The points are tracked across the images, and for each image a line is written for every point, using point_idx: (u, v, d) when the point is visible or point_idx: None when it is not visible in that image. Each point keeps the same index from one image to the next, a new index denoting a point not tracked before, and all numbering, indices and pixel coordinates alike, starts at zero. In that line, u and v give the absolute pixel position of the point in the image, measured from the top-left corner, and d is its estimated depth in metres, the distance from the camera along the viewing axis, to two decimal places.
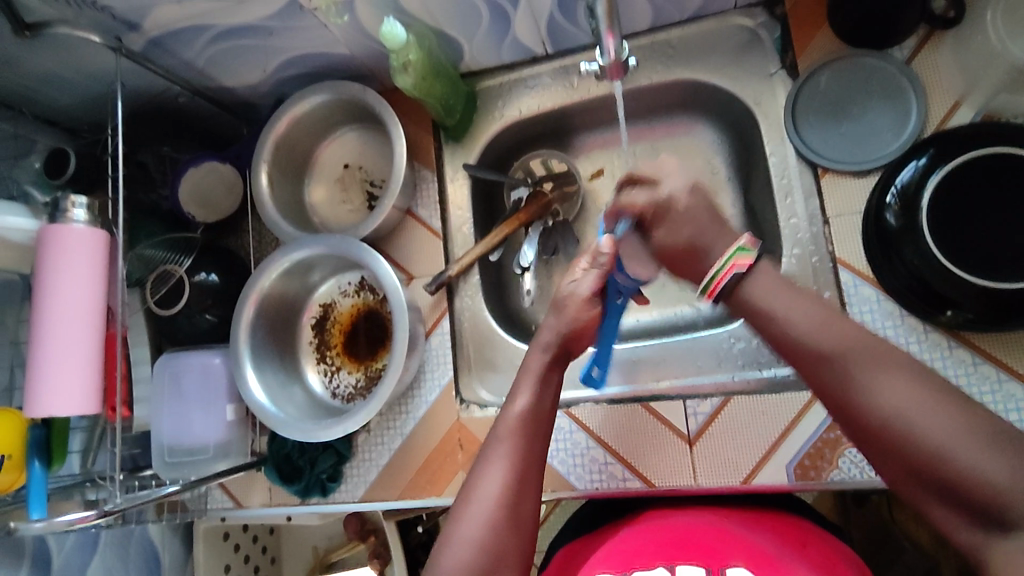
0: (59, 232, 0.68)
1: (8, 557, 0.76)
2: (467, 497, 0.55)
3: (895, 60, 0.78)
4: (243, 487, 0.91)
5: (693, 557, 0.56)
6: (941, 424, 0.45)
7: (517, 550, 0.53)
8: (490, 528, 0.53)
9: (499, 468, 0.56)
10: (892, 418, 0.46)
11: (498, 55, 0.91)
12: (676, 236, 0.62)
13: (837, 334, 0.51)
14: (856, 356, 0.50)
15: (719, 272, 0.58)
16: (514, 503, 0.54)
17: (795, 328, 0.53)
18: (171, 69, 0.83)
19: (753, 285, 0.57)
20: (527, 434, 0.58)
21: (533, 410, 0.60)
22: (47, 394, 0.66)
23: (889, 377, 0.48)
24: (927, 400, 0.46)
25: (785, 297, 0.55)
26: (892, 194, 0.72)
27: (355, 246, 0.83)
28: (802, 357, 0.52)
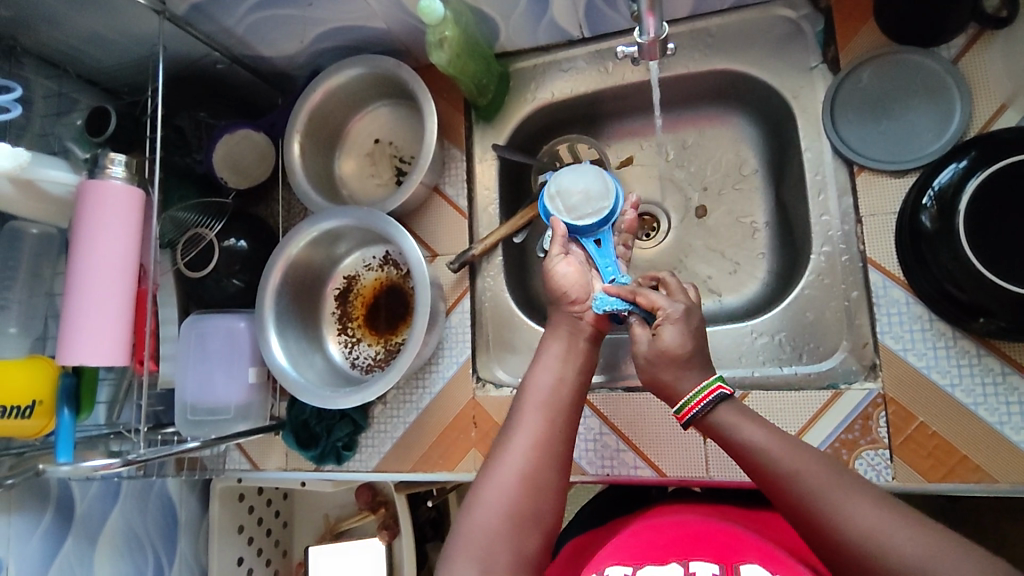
0: (98, 188, 0.70)
1: (34, 500, 0.79)
2: (490, 467, 0.58)
3: (942, 59, 0.76)
4: (261, 450, 0.94)
5: (707, 554, 0.57)
6: (924, 550, 0.45)
7: (536, 517, 0.55)
8: (510, 496, 0.55)
9: (523, 440, 0.58)
10: (866, 545, 0.47)
11: (533, 37, 0.90)
12: (668, 352, 0.61)
13: (803, 462, 0.53)
14: (823, 480, 0.51)
15: (699, 396, 0.59)
16: (534, 472, 0.56)
17: (764, 456, 0.54)
18: (211, 35, 0.84)
19: (723, 413, 0.58)
20: (549, 403, 0.61)
21: (555, 383, 0.63)
22: (80, 344, 0.68)
23: (858, 504, 0.49)
24: (897, 526, 0.47)
25: (755, 428, 0.56)
26: (929, 196, 0.70)
27: (381, 219, 0.84)
28: (771, 481, 0.53)
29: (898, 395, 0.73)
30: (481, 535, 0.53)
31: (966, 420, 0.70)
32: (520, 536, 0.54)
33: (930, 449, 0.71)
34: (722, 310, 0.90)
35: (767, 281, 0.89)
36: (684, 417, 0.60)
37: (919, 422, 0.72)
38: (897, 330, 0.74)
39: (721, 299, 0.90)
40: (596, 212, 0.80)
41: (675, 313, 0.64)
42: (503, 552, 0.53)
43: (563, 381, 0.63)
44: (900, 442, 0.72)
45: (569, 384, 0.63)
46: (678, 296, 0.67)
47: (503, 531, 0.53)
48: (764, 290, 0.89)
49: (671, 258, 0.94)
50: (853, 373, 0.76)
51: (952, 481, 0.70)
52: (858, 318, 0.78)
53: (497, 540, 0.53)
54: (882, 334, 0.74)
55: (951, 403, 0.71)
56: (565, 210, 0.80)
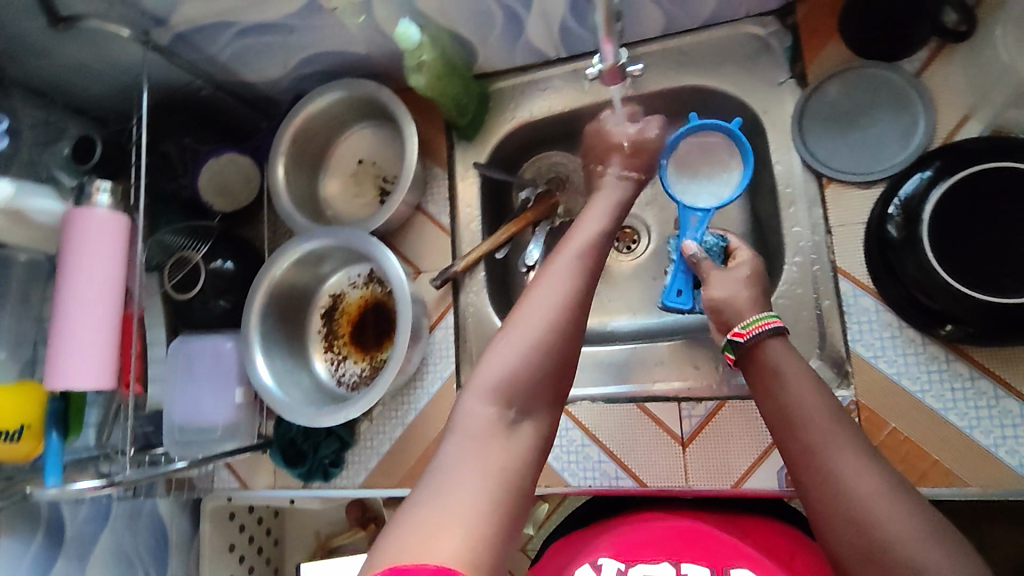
0: (84, 216, 0.71)
1: (24, 523, 0.80)
2: (530, 298, 0.57)
3: (905, 72, 0.78)
4: (249, 469, 0.95)
5: (699, 557, 0.62)
6: (903, 528, 0.48)
7: (568, 361, 0.56)
8: (549, 327, 0.55)
9: (564, 284, 0.58)
10: (856, 506, 0.50)
11: (511, 57, 0.93)
12: (739, 290, 0.67)
13: (832, 418, 0.55)
14: (843, 442, 0.53)
15: (760, 321, 0.62)
16: (572, 312, 0.57)
17: (797, 391, 0.57)
18: (194, 63, 0.86)
19: (773, 347, 0.61)
20: (592, 254, 0.61)
21: (600, 237, 0.63)
22: (68, 369, 0.70)
23: (863, 466, 0.52)
24: (890, 496, 0.50)
25: (799, 365, 0.59)
26: (895, 206, 0.72)
27: (363, 240, 0.85)
28: (794, 419, 0.56)
29: (869, 401, 0.74)
30: (516, 371, 0.53)
31: (936, 425, 0.71)
32: (550, 373, 0.55)
33: (903, 455, 0.72)
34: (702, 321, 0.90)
35: None
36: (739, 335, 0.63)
37: (891, 427, 0.73)
38: (868, 338, 0.75)
39: None
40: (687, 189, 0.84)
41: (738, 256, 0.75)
42: (537, 381, 0.54)
43: (604, 235, 0.63)
44: None
45: (612, 235, 0.65)
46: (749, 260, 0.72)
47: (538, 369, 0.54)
48: None
49: (652, 271, 0.95)
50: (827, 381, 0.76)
51: (927, 485, 0.71)
52: (829, 326, 0.78)
53: (530, 364, 0.54)
54: (853, 342, 0.76)
55: (922, 408, 0.72)
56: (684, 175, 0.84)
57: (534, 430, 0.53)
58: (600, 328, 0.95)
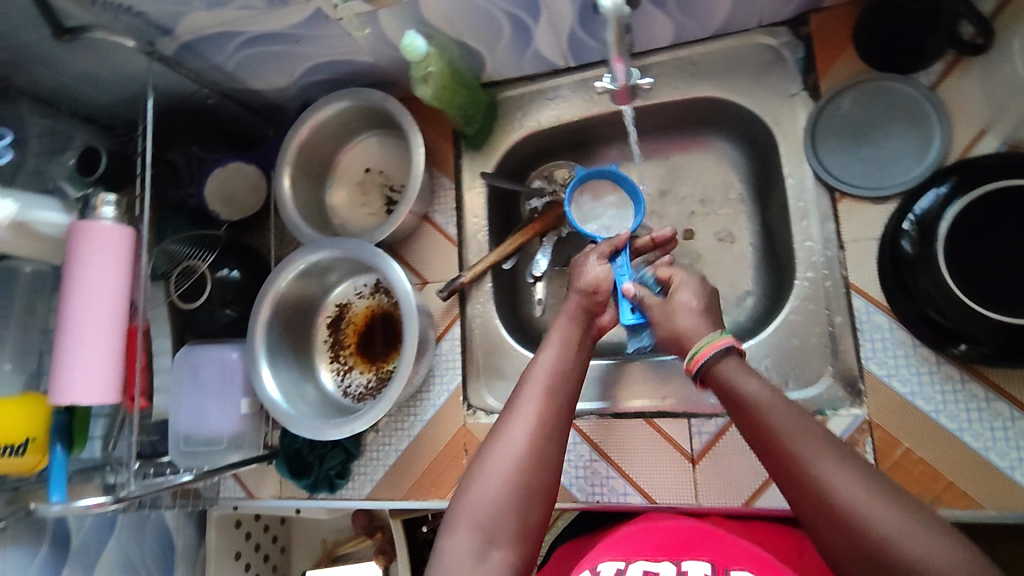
0: (88, 228, 0.71)
1: (29, 534, 0.80)
2: (498, 437, 0.61)
3: (919, 85, 0.76)
4: (255, 478, 0.94)
5: (700, 555, 0.59)
6: (893, 521, 0.47)
7: (541, 491, 0.59)
8: (517, 465, 0.59)
9: (527, 417, 0.62)
10: (844, 508, 0.49)
11: (519, 67, 0.92)
12: (680, 304, 0.68)
13: (800, 423, 0.54)
14: (816, 445, 0.53)
15: (708, 345, 0.62)
16: (539, 448, 0.60)
17: (760, 408, 0.56)
18: (200, 72, 0.86)
19: (729, 363, 0.61)
20: (554, 383, 0.65)
21: (561, 367, 0.67)
22: (71, 384, 0.69)
23: (833, 466, 0.51)
24: (870, 495, 0.49)
25: (757, 382, 0.58)
26: (910, 222, 0.71)
27: (369, 251, 0.85)
28: (765, 433, 0.55)
29: (883, 421, 0.73)
30: (485, 507, 0.57)
31: (950, 445, 0.70)
32: (523, 506, 0.58)
33: (917, 475, 0.71)
34: None
35: (755, 305, 0.90)
36: (691, 366, 0.63)
37: (905, 448, 0.72)
38: (882, 356, 0.74)
39: None
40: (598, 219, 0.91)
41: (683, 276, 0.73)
42: (508, 521, 0.57)
43: (566, 363, 0.68)
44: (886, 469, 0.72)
45: (576, 361, 0.69)
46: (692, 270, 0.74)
47: (507, 502, 0.57)
48: (753, 314, 0.89)
49: None
50: (839, 400, 0.76)
51: (941, 506, 0.70)
52: (842, 343, 0.77)
53: (502, 506, 0.57)
54: (866, 360, 0.75)
55: (936, 429, 0.71)
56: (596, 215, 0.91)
57: (508, 562, 0.55)
58: (608, 339, 0.94)
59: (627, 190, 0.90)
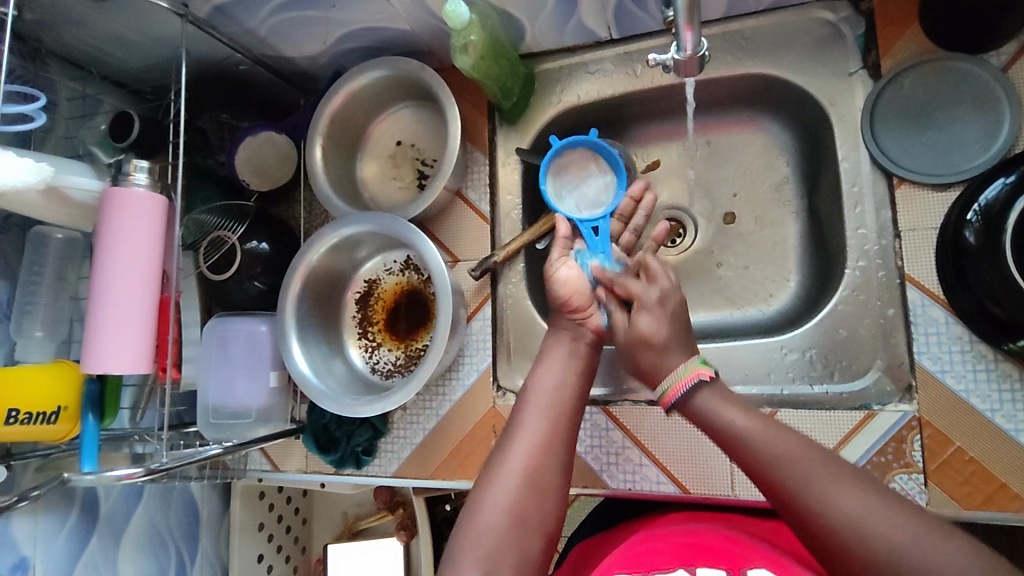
0: (122, 195, 0.69)
1: (59, 502, 0.79)
2: (499, 461, 0.60)
3: (990, 67, 0.72)
4: (281, 452, 0.94)
5: (714, 561, 0.57)
6: (901, 529, 0.47)
7: (540, 520, 0.57)
8: (515, 494, 0.57)
9: (526, 445, 0.61)
10: (850, 523, 0.49)
11: (560, 38, 0.88)
12: (642, 338, 0.67)
13: (785, 444, 0.54)
14: (810, 466, 0.52)
15: (681, 377, 0.63)
16: (538, 474, 0.59)
17: (752, 441, 0.56)
18: (233, 36, 0.83)
19: (708, 392, 0.62)
20: (551, 402, 0.65)
21: (557, 385, 0.66)
22: (103, 353, 0.68)
23: (843, 488, 0.50)
24: (874, 508, 0.49)
25: (742, 415, 0.58)
26: (974, 212, 0.67)
27: (403, 226, 0.83)
28: (753, 460, 0.55)
29: (934, 419, 0.70)
30: (483, 535, 0.55)
31: (1004, 445, 0.67)
32: (522, 536, 0.56)
33: (967, 476, 0.68)
34: (751, 323, 0.88)
35: (796, 292, 0.87)
36: (666, 401, 0.63)
37: (955, 447, 0.69)
38: (936, 351, 0.71)
39: (749, 311, 0.89)
40: (586, 209, 0.86)
41: (650, 300, 0.69)
42: (508, 550, 0.55)
43: (563, 384, 0.67)
44: (934, 468, 0.69)
45: (573, 377, 0.68)
46: (658, 280, 0.71)
47: (506, 533, 0.55)
48: (795, 302, 0.87)
49: (698, 267, 0.93)
50: (887, 394, 0.74)
51: (988, 509, 0.67)
52: (895, 335, 0.75)
53: (503, 539, 0.55)
54: (918, 354, 0.72)
55: (991, 429, 0.68)
56: (579, 204, 0.87)
57: None
58: None
59: (609, 160, 0.88)
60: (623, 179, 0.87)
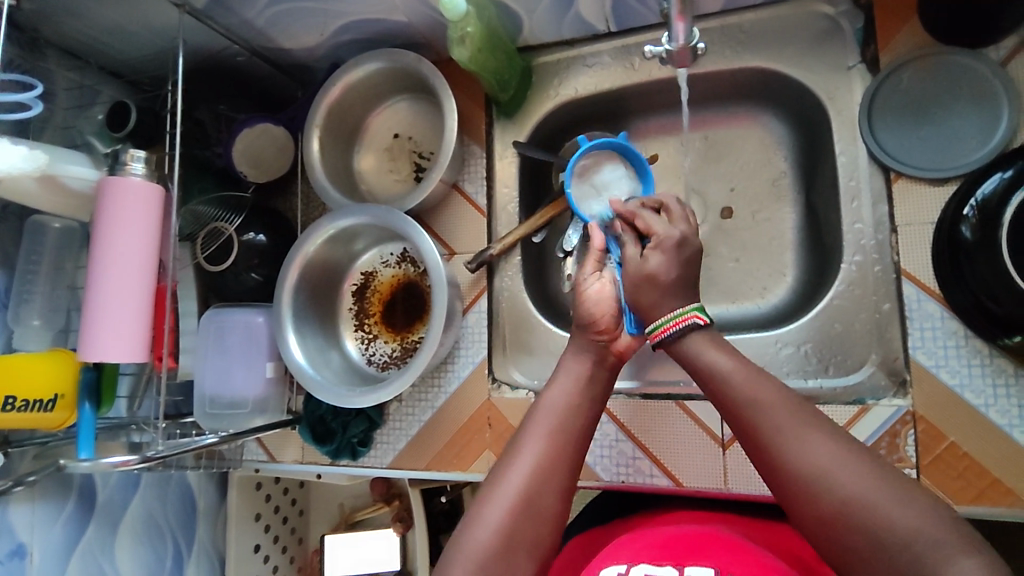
0: (118, 185, 0.69)
1: (56, 490, 0.80)
2: (497, 477, 0.57)
3: (989, 61, 0.71)
4: (277, 443, 0.94)
5: (705, 558, 0.54)
6: (860, 482, 0.45)
7: (533, 543, 0.54)
8: (510, 515, 0.54)
9: (527, 463, 0.57)
10: (811, 472, 0.47)
11: (558, 32, 0.88)
12: (647, 276, 0.63)
13: (760, 390, 0.52)
14: (781, 416, 0.50)
15: (675, 319, 0.59)
16: (537, 493, 0.56)
17: (728, 382, 0.54)
18: (230, 28, 0.83)
19: (697, 336, 0.58)
20: (561, 425, 0.60)
21: (570, 406, 0.61)
22: (100, 341, 0.69)
23: (811, 438, 0.48)
24: (837, 458, 0.47)
25: (724, 356, 0.55)
26: (971, 207, 0.67)
27: (400, 219, 0.83)
28: (729, 400, 0.53)
29: (928, 413, 0.70)
30: (473, 556, 0.53)
31: (998, 440, 0.67)
32: (512, 559, 0.53)
33: (960, 470, 0.68)
34: (746, 318, 0.88)
35: (792, 288, 0.87)
36: (656, 339, 0.61)
37: (949, 442, 0.69)
38: (931, 345, 0.71)
39: (745, 306, 0.89)
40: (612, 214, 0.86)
41: (668, 239, 0.65)
42: (496, 571, 0.53)
43: (575, 402, 0.62)
44: (927, 462, 0.69)
45: (591, 398, 0.63)
46: (677, 223, 0.67)
47: (496, 554, 0.53)
48: (790, 297, 0.87)
49: None
50: (881, 389, 0.74)
51: (982, 505, 0.67)
52: (889, 330, 0.75)
53: (491, 561, 0.53)
54: (913, 349, 0.72)
55: (986, 424, 0.68)
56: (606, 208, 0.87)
57: None
58: None
59: (636, 164, 0.88)
60: (649, 186, 0.88)
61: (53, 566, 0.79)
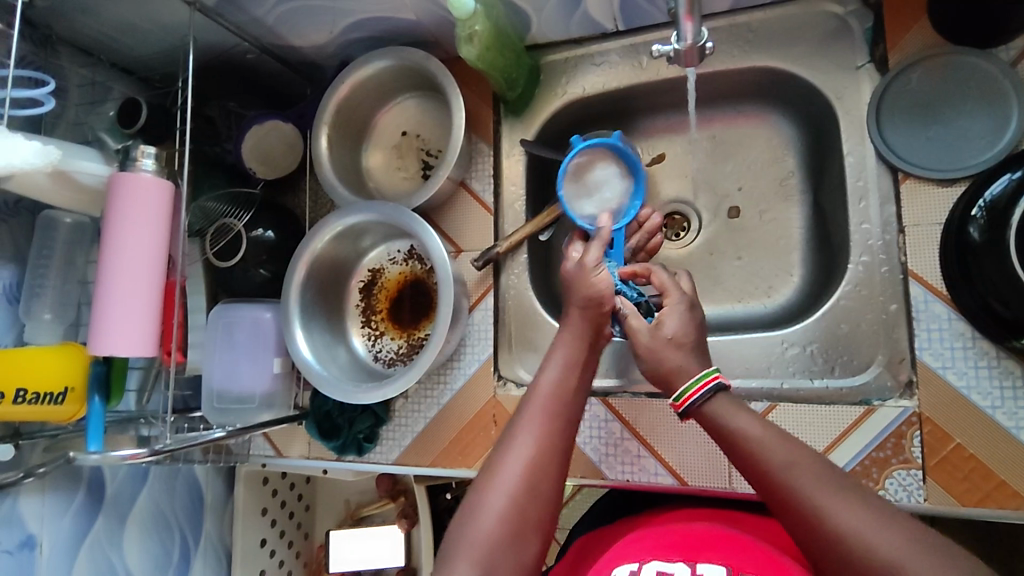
0: (129, 181, 0.70)
1: (66, 482, 0.81)
2: (496, 462, 0.57)
3: (999, 61, 0.71)
4: (284, 438, 0.95)
5: (716, 556, 0.55)
6: (900, 546, 0.44)
7: (537, 524, 0.55)
8: (512, 499, 0.55)
9: (526, 446, 0.57)
10: (847, 538, 0.46)
11: (566, 30, 0.88)
12: (668, 340, 0.62)
13: (790, 454, 0.51)
14: (812, 481, 0.49)
15: (695, 385, 0.59)
16: (539, 475, 0.56)
17: (762, 449, 0.52)
18: (240, 25, 0.84)
19: (720, 403, 0.57)
20: (557, 404, 0.60)
21: (564, 386, 0.62)
22: (110, 336, 0.69)
23: (845, 503, 0.47)
24: (875, 522, 0.46)
25: (751, 422, 0.55)
26: (979, 207, 0.66)
27: (408, 216, 0.83)
28: (758, 470, 0.52)
29: (934, 415, 0.70)
30: (479, 542, 0.53)
31: (1005, 443, 0.67)
32: (518, 543, 0.54)
33: (966, 473, 0.68)
34: (753, 318, 0.88)
35: (799, 288, 0.87)
36: (681, 407, 0.59)
37: (955, 443, 0.69)
38: (937, 347, 0.71)
39: (752, 306, 0.89)
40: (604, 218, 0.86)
41: (679, 302, 0.67)
42: (503, 555, 0.53)
43: (569, 383, 0.62)
44: (933, 464, 0.69)
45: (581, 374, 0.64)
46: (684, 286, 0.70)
47: (501, 539, 0.53)
48: (797, 297, 0.87)
49: (701, 260, 0.92)
50: (888, 390, 0.74)
51: (989, 507, 0.67)
52: (896, 331, 0.75)
53: (497, 546, 0.53)
54: (920, 350, 0.71)
55: (992, 427, 0.68)
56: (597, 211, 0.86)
57: None
58: None
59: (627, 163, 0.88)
60: (639, 188, 0.88)
61: (62, 557, 0.80)
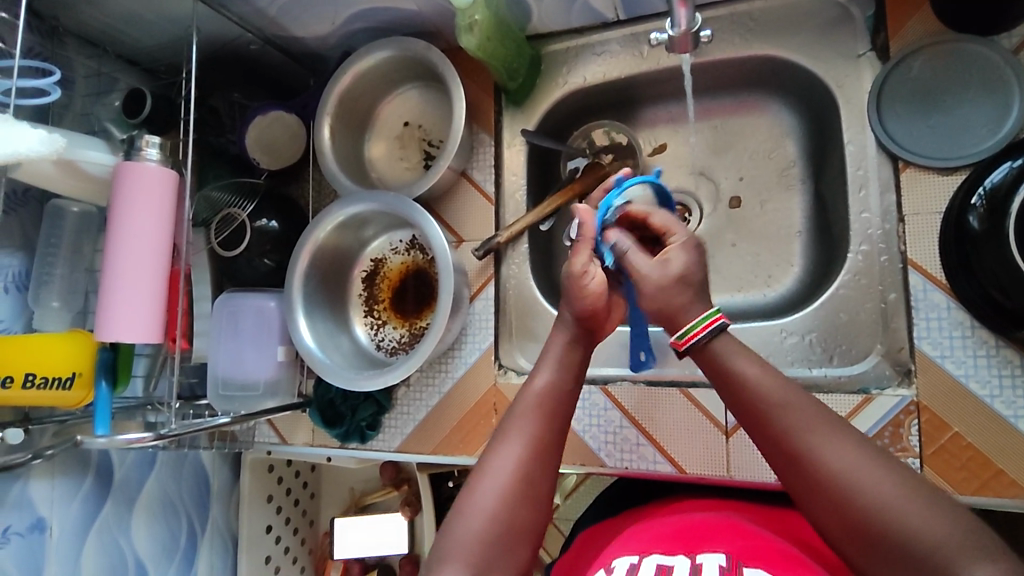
0: (134, 169, 0.71)
1: (74, 466, 0.82)
2: (485, 463, 0.56)
3: (1001, 49, 0.70)
4: (289, 425, 0.95)
5: (718, 548, 0.54)
6: (883, 488, 0.46)
7: (528, 527, 0.53)
8: (502, 501, 0.53)
9: (516, 448, 0.55)
10: (835, 477, 0.47)
11: (567, 20, 0.88)
12: (676, 278, 0.58)
13: (786, 394, 0.51)
14: (805, 422, 0.50)
15: (705, 320, 0.56)
16: (530, 477, 0.54)
17: (755, 387, 0.52)
18: (244, 17, 0.85)
19: (723, 342, 0.55)
20: (547, 407, 0.59)
21: (553, 389, 0.60)
22: (117, 322, 0.71)
23: (835, 443, 0.48)
24: (864, 461, 0.47)
25: (748, 361, 0.54)
26: (979, 195, 0.66)
27: (408, 206, 0.84)
28: (752, 407, 0.52)
29: (932, 404, 0.70)
30: (467, 543, 0.51)
31: (1004, 432, 0.67)
32: (509, 546, 0.52)
33: (964, 461, 0.68)
34: (753, 307, 0.88)
35: (799, 277, 0.87)
36: (682, 345, 0.56)
37: (954, 432, 0.69)
38: (936, 336, 0.70)
39: (751, 295, 0.89)
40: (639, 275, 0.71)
41: (685, 240, 0.61)
42: (494, 559, 0.51)
43: (560, 385, 0.61)
44: (931, 452, 0.69)
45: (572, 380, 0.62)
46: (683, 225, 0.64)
47: (492, 540, 0.51)
48: (797, 287, 0.87)
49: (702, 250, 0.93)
50: (886, 378, 0.75)
51: (987, 495, 0.67)
52: (895, 320, 0.75)
53: (486, 549, 0.51)
54: (918, 340, 0.71)
55: (991, 416, 0.68)
56: None
57: None
58: None
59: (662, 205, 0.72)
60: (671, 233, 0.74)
61: (71, 541, 0.82)
